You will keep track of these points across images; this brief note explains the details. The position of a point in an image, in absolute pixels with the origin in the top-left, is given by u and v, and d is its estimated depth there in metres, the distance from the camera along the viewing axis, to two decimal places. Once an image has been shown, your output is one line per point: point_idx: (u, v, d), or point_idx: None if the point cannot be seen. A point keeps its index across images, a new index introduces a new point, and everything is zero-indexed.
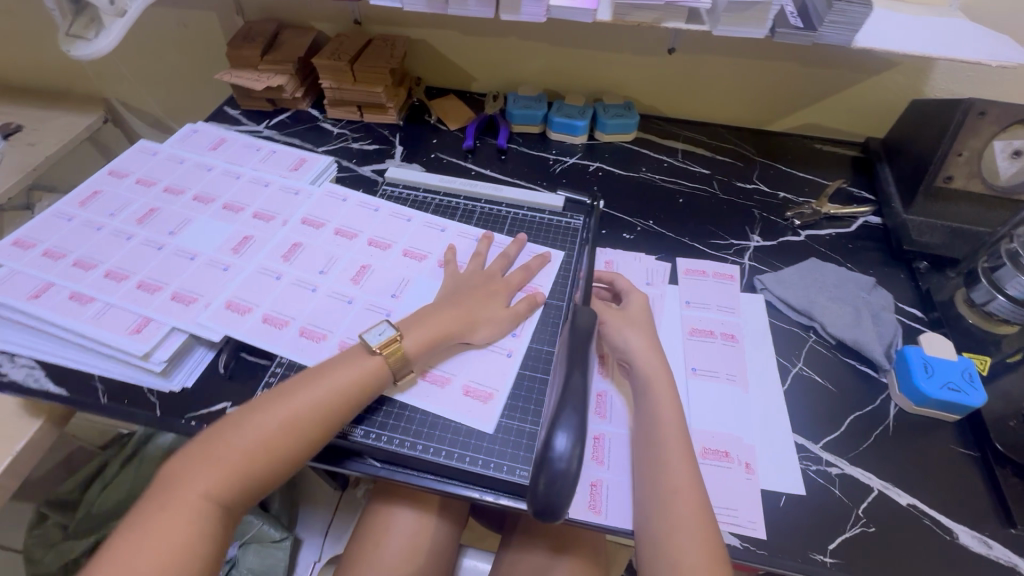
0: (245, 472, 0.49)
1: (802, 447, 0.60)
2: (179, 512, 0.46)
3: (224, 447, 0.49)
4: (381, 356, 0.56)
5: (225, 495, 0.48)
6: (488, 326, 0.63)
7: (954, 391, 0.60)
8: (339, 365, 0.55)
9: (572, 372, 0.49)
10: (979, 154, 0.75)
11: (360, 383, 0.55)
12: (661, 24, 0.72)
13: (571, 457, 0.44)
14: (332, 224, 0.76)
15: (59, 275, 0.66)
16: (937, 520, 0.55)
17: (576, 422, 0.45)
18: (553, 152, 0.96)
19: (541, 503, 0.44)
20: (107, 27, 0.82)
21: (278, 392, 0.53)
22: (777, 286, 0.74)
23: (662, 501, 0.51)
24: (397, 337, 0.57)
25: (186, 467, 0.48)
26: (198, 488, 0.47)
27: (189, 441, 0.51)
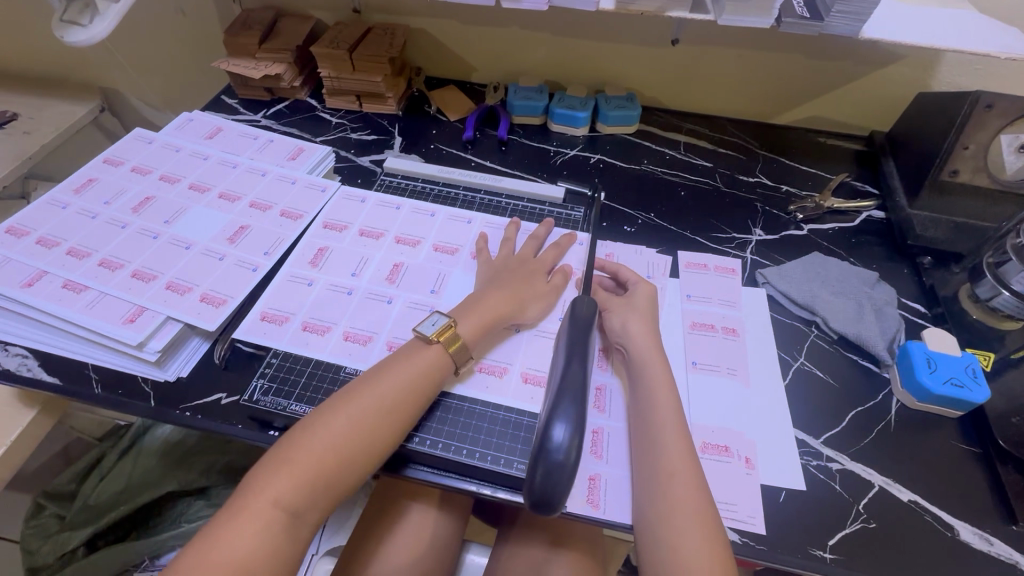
0: (321, 478, 0.48)
1: (802, 442, 0.60)
2: (252, 520, 0.45)
3: (294, 451, 0.49)
4: (440, 345, 0.57)
5: (298, 501, 0.47)
6: (529, 308, 0.64)
7: (957, 387, 0.60)
8: (398, 361, 0.56)
9: (570, 364, 0.49)
10: (985, 148, 0.74)
11: (421, 378, 0.55)
12: (665, 13, 0.71)
13: (569, 448, 0.43)
14: (355, 226, 0.75)
15: (53, 263, 0.65)
16: (938, 516, 0.55)
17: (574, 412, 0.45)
18: (554, 143, 0.95)
19: (537, 495, 0.43)
20: (102, 12, 0.81)
21: (344, 393, 0.53)
22: (779, 280, 0.73)
23: (660, 491, 0.50)
24: (452, 324, 0.58)
25: (259, 474, 0.48)
26: (269, 494, 0.46)
27: (262, 454, 0.50)
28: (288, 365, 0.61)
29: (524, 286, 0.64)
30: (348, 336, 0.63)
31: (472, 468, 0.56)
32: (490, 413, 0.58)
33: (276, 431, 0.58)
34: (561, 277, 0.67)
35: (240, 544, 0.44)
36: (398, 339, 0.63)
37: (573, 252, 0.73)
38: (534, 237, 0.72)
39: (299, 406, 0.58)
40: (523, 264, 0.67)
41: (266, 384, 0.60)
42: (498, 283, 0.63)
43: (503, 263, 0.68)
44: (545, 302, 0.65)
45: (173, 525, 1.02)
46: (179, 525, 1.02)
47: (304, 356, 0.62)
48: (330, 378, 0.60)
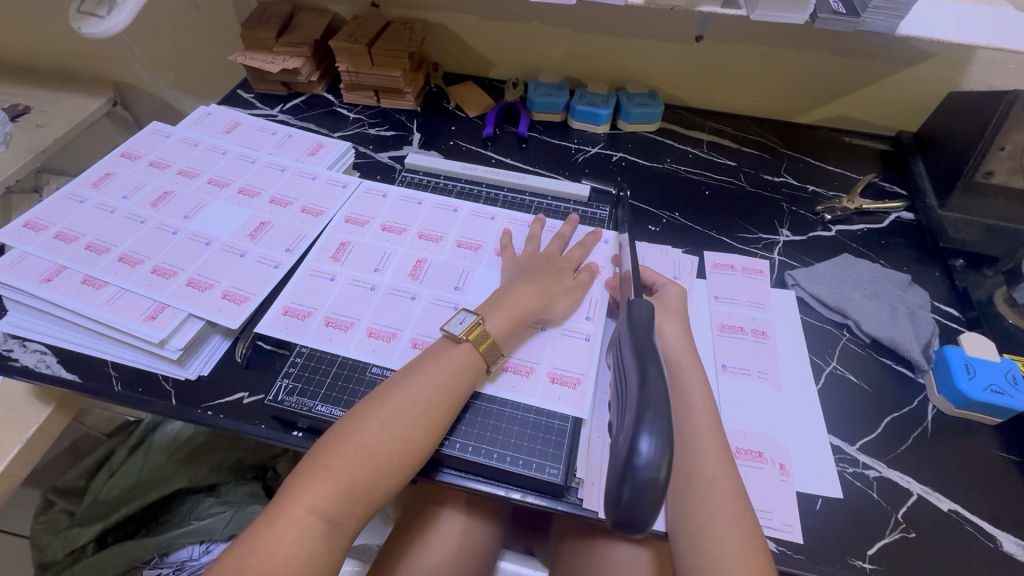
0: (357, 484, 0.47)
1: (838, 449, 0.58)
2: (291, 526, 0.44)
3: (331, 456, 0.48)
4: (468, 344, 0.56)
5: (336, 507, 0.46)
6: (558, 307, 0.62)
7: (997, 394, 0.58)
8: (429, 361, 0.54)
9: (647, 376, 0.44)
10: (1023, 148, 0.72)
11: (453, 380, 0.54)
12: (696, 8, 0.69)
13: (659, 465, 0.40)
14: (377, 221, 0.73)
15: (72, 258, 0.64)
16: (980, 526, 0.53)
17: (662, 427, 0.41)
18: (575, 141, 0.93)
19: (623, 513, 0.40)
20: (119, 4, 0.79)
21: (376, 395, 0.52)
22: (809, 282, 0.71)
23: (700, 497, 0.49)
24: (479, 322, 0.57)
25: (296, 479, 0.47)
26: (306, 500, 0.46)
27: (299, 459, 0.49)
28: (312, 364, 0.60)
29: (551, 286, 0.63)
30: (371, 332, 0.62)
31: (502, 472, 0.55)
32: (518, 415, 0.57)
33: (301, 432, 0.57)
34: (588, 275, 0.66)
35: (280, 551, 0.43)
36: (423, 335, 0.62)
37: (600, 252, 0.72)
38: (559, 235, 0.70)
39: (325, 406, 0.57)
40: (549, 263, 0.66)
41: (290, 383, 0.59)
42: (525, 282, 0.62)
43: (529, 261, 0.66)
44: (572, 301, 0.64)
45: (183, 522, 1.01)
46: (189, 522, 1.01)
47: (328, 352, 0.61)
48: (355, 378, 0.59)
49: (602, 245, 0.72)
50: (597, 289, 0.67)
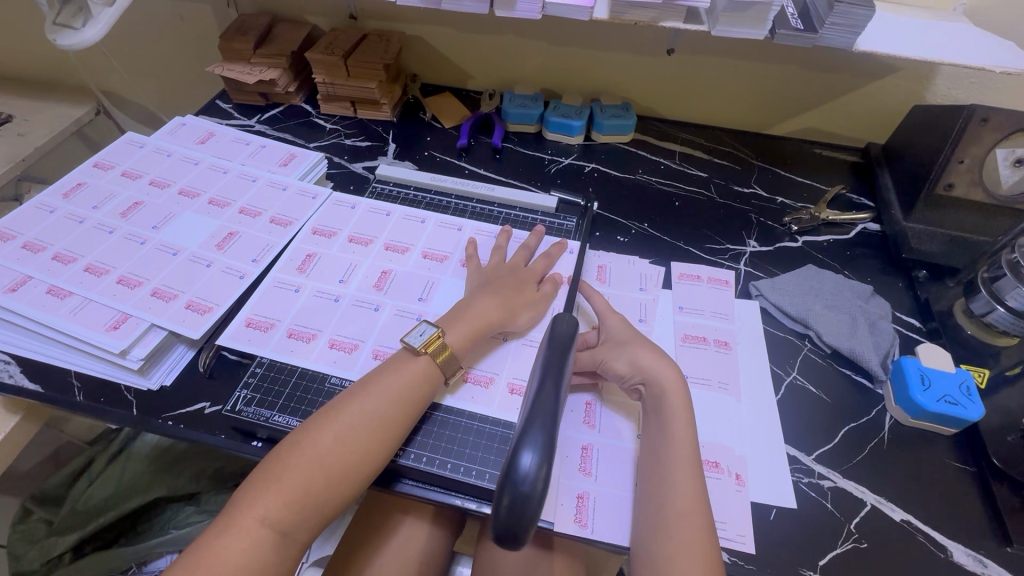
0: (308, 495, 0.47)
1: (793, 459, 0.59)
2: (240, 539, 0.45)
3: (283, 467, 0.48)
4: (428, 356, 0.56)
5: (286, 519, 0.46)
6: (520, 319, 0.63)
7: (951, 404, 0.59)
8: (387, 373, 0.55)
9: (542, 388, 0.47)
10: (981, 162, 0.73)
11: (408, 391, 0.54)
12: (659, 23, 0.70)
13: (536, 476, 0.41)
14: (344, 232, 0.74)
15: (37, 268, 0.65)
16: (931, 537, 0.54)
17: (542, 439, 0.42)
18: (549, 152, 0.94)
19: (501, 526, 0.40)
20: (95, 16, 0.80)
21: (333, 406, 0.52)
22: (772, 293, 0.72)
23: (661, 514, 0.50)
24: (440, 334, 0.57)
25: (246, 490, 0.47)
26: (256, 512, 0.46)
27: (250, 471, 0.49)
28: (273, 374, 0.61)
29: (512, 297, 0.63)
30: (333, 343, 0.62)
31: (458, 482, 0.55)
32: (475, 426, 0.57)
33: (260, 442, 0.57)
34: (551, 286, 0.67)
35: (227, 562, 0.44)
36: (385, 347, 0.62)
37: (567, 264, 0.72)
38: (525, 247, 0.71)
39: (282, 416, 0.58)
40: (513, 274, 0.67)
41: (249, 394, 0.59)
42: (488, 293, 0.62)
43: (493, 272, 0.67)
44: (535, 313, 0.65)
45: (160, 531, 1.01)
46: (167, 531, 1.01)
47: (290, 363, 0.61)
48: (315, 388, 0.59)
49: (568, 256, 0.73)
50: (561, 299, 0.68)
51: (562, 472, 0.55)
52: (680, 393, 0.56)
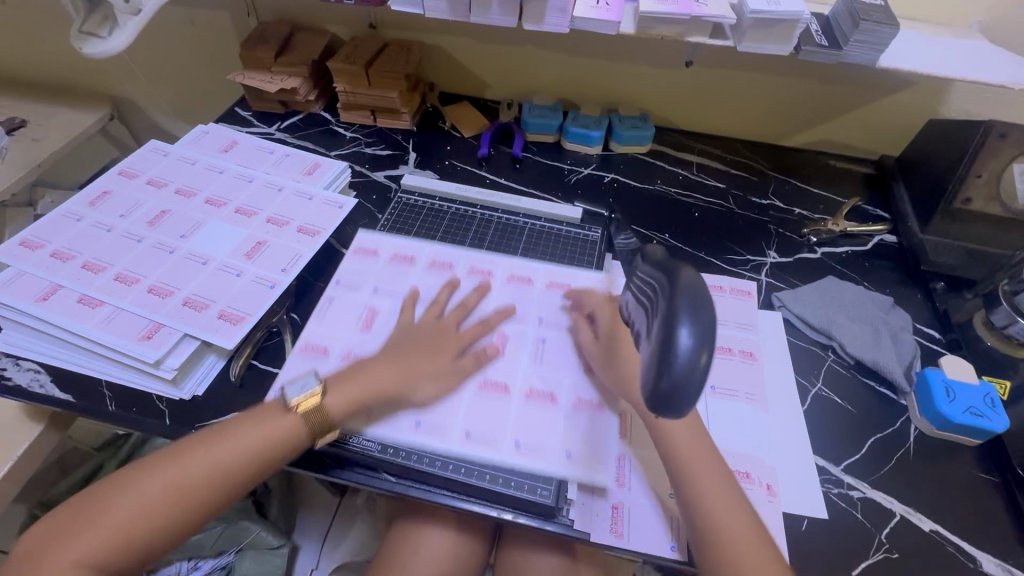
0: (158, 522, 0.49)
1: (823, 469, 0.60)
2: (81, 552, 0.46)
3: (137, 487, 0.49)
4: (298, 411, 0.54)
5: (141, 541, 0.48)
6: (421, 390, 0.59)
7: (976, 416, 0.60)
8: (255, 423, 0.54)
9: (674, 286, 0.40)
10: (998, 176, 0.75)
11: (286, 440, 0.53)
12: (685, 38, 0.71)
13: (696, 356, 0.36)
14: (263, 215, 0.76)
15: (68, 276, 0.65)
16: (960, 547, 0.55)
17: (705, 317, 0.37)
18: (568, 162, 0.95)
19: (659, 396, 0.37)
20: (122, 25, 0.80)
21: (200, 437, 0.53)
22: (795, 304, 0.73)
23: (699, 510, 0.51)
24: (318, 392, 0.55)
25: (169, 450, 0.52)
26: (96, 540, 0.47)
27: (113, 475, 0.51)
28: None
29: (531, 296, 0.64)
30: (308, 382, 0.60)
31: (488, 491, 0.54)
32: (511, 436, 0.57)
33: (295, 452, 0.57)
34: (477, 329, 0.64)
35: (88, 542, 0.47)
36: None
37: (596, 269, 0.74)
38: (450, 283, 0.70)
39: None
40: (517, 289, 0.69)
41: None
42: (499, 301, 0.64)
43: (416, 329, 0.64)
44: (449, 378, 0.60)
45: None
46: None
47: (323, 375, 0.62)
48: None
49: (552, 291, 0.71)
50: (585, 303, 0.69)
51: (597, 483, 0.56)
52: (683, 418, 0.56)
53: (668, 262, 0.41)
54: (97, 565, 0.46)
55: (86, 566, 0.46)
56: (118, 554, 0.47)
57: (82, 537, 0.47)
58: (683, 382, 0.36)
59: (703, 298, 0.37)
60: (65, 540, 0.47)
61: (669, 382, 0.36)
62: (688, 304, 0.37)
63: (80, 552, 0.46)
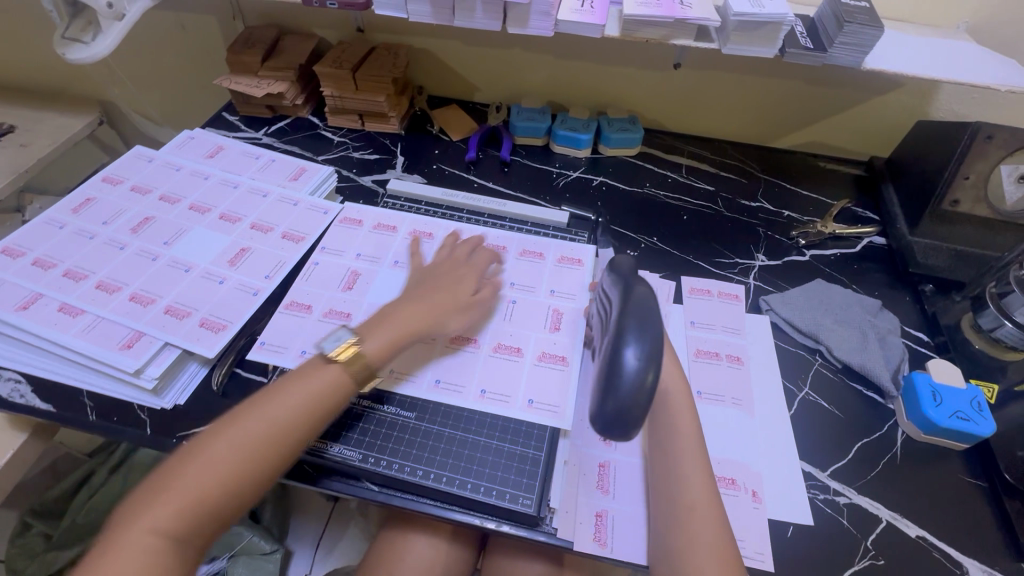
0: (213, 497, 0.47)
1: (809, 475, 0.59)
2: (128, 548, 0.44)
3: (191, 469, 0.48)
4: (338, 363, 0.55)
5: (185, 526, 0.46)
6: (450, 324, 0.61)
7: (963, 420, 0.60)
8: (297, 379, 0.53)
9: (633, 293, 0.49)
10: (986, 178, 0.74)
11: (326, 397, 0.53)
12: (669, 41, 0.71)
13: (642, 371, 0.44)
14: (279, 228, 0.75)
15: (49, 285, 0.64)
16: (946, 553, 0.54)
17: (648, 338, 0.45)
18: (556, 165, 0.95)
19: (606, 419, 0.44)
20: (104, 30, 0.80)
21: (240, 410, 0.51)
22: (782, 308, 0.73)
23: (672, 508, 0.51)
24: (353, 342, 0.55)
25: (221, 422, 0.51)
26: (146, 523, 0.45)
27: (159, 465, 0.49)
28: None
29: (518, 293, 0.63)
30: (267, 347, 0.63)
31: (473, 501, 0.54)
32: (493, 444, 0.57)
33: None
34: (489, 290, 0.65)
35: (144, 534, 0.45)
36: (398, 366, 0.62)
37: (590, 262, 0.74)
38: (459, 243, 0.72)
39: None
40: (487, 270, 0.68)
41: None
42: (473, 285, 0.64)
43: (427, 270, 0.67)
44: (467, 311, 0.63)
45: None
46: None
47: None
48: None
49: (559, 266, 0.73)
50: (570, 303, 0.68)
51: (581, 491, 0.56)
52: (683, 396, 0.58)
53: (625, 286, 0.50)
54: (174, 530, 0.46)
55: (163, 532, 0.45)
56: (191, 519, 0.46)
57: (153, 506, 0.46)
58: (628, 404, 0.44)
59: (651, 323, 0.46)
60: (141, 511, 0.46)
61: (615, 403, 0.44)
62: (637, 323, 0.45)
63: (156, 519, 0.45)
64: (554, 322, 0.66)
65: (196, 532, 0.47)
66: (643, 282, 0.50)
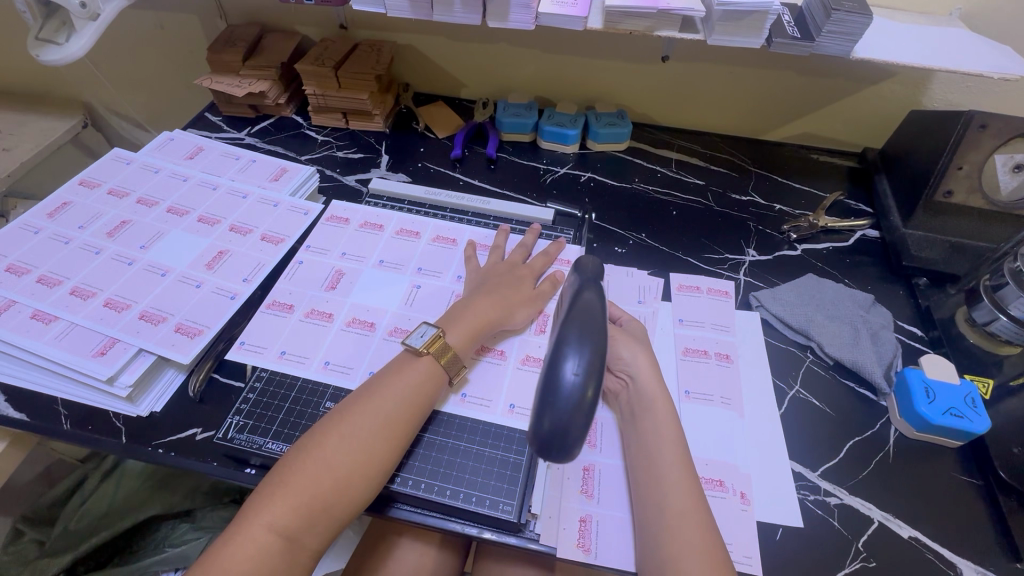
0: (314, 498, 0.46)
1: (798, 475, 0.58)
2: (246, 547, 0.43)
3: (290, 472, 0.47)
4: (430, 356, 0.55)
5: (294, 525, 0.45)
6: (517, 317, 0.62)
7: (957, 417, 0.58)
8: (391, 375, 0.53)
9: (582, 296, 0.49)
10: (980, 168, 0.72)
11: (416, 392, 0.53)
12: (654, 32, 0.69)
13: (583, 386, 0.42)
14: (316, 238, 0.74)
15: (22, 292, 0.63)
16: (939, 553, 0.53)
17: (588, 350, 0.44)
18: (544, 161, 0.93)
19: (543, 439, 0.43)
20: (79, 31, 0.77)
21: (339, 410, 0.51)
22: (773, 303, 0.71)
23: (663, 517, 0.49)
24: (440, 334, 0.56)
25: (328, 419, 0.51)
26: (263, 519, 0.45)
27: (269, 469, 0.49)
28: (265, 401, 0.59)
29: (509, 297, 0.63)
30: (246, 347, 0.62)
31: (453, 508, 0.53)
32: (474, 449, 0.55)
33: (253, 469, 0.56)
34: (550, 285, 0.66)
35: (249, 534, 0.44)
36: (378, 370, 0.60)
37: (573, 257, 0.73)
38: (520, 246, 0.71)
39: (275, 443, 0.56)
40: (508, 272, 0.66)
41: (241, 420, 0.58)
42: (484, 297, 0.61)
43: (489, 270, 0.67)
44: (533, 306, 0.64)
45: (156, 550, 0.96)
46: (162, 549, 0.97)
47: (283, 388, 0.60)
48: (308, 413, 0.58)
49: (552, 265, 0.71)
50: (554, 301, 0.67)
51: (565, 495, 0.55)
52: (662, 400, 0.57)
53: (574, 292, 0.50)
54: (291, 527, 0.45)
55: (279, 529, 0.44)
56: (308, 517, 0.45)
57: (269, 502, 0.45)
58: (566, 422, 0.42)
59: (592, 335, 0.45)
60: (255, 507, 0.45)
61: (552, 421, 0.42)
62: (579, 336, 0.44)
63: (273, 515, 0.45)
64: (540, 325, 0.65)
65: (312, 529, 0.46)
66: (594, 289, 0.50)
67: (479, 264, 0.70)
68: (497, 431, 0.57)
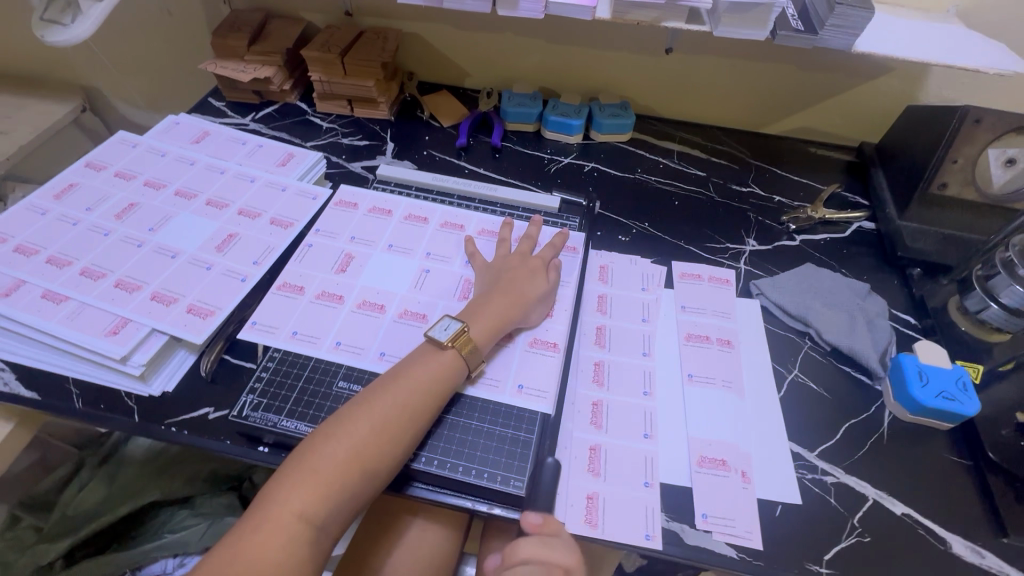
0: (343, 485, 0.47)
1: (797, 455, 0.60)
2: (274, 533, 0.44)
3: (318, 459, 0.48)
4: (453, 349, 0.56)
5: (322, 512, 0.46)
6: (532, 308, 0.63)
7: (949, 400, 0.60)
8: (415, 365, 0.55)
9: None
10: (974, 161, 0.75)
11: (439, 383, 0.54)
12: (661, 23, 0.70)
13: None
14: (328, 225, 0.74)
15: (32, 272, 0.63)
16: (931, 529, 0.55)
17: None
18: (548, 151, 0.94)
19: None
20: (85, 12, 0.77)
21: (364, 397, 0.52)
22: (773, 291, 0.73)
23: None
24: (465, 329, 0.57)
25: (354, 406, 0.51)
26: (292, 506, 0.45)
27: (292, 453, 0.49)
28: (278, 380, 0.60)
29: (518, 283, 0.64)
30: (258, 327, 0.63)
31: (465, 484, 0.54)
32: (485, 428, 0.57)
33: (267, 447, 0.56)
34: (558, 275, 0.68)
35: (278, 520, 0.45)
36: (390, 351, 0.62)
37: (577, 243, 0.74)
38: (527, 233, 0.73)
39: (289, 421, 0.57)
40: (521, 264, 0.67)
41: (255, 399, 0.59)
42: (500, 288, 0.63)
43: (500, 264, 0.67)
44: (546, 299, 0.65)
45: (153, 536, 0.96)
46: (161, 535, 0.96)
47: (296, 367, 0.61)
48: (321, 393, 0.59)
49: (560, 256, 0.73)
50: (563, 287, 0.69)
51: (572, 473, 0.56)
52: None
53: None
54: (318, 514, 0.46)
55: (308, 517, 0.45)
56: (335, 504, 0.47)
57: (296, 489, 0.46)
58: None
59: None
60: (283, 493, 0.46)
61: None
62: None
63: (303, 503, 0.45)
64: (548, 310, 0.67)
65: (336, 515, 0.47)
66: None
67: (485, 260, 0.70)
68: (508, 412, 0.58)
